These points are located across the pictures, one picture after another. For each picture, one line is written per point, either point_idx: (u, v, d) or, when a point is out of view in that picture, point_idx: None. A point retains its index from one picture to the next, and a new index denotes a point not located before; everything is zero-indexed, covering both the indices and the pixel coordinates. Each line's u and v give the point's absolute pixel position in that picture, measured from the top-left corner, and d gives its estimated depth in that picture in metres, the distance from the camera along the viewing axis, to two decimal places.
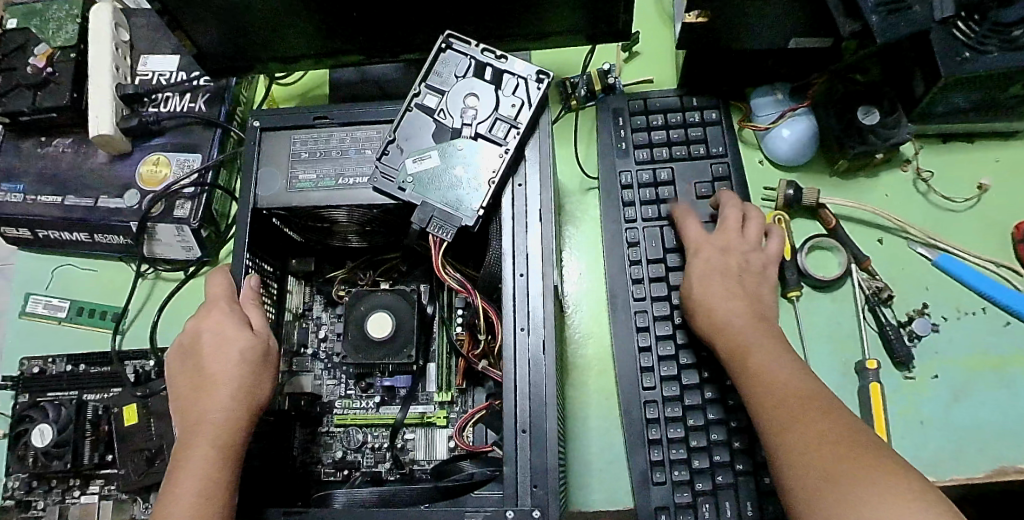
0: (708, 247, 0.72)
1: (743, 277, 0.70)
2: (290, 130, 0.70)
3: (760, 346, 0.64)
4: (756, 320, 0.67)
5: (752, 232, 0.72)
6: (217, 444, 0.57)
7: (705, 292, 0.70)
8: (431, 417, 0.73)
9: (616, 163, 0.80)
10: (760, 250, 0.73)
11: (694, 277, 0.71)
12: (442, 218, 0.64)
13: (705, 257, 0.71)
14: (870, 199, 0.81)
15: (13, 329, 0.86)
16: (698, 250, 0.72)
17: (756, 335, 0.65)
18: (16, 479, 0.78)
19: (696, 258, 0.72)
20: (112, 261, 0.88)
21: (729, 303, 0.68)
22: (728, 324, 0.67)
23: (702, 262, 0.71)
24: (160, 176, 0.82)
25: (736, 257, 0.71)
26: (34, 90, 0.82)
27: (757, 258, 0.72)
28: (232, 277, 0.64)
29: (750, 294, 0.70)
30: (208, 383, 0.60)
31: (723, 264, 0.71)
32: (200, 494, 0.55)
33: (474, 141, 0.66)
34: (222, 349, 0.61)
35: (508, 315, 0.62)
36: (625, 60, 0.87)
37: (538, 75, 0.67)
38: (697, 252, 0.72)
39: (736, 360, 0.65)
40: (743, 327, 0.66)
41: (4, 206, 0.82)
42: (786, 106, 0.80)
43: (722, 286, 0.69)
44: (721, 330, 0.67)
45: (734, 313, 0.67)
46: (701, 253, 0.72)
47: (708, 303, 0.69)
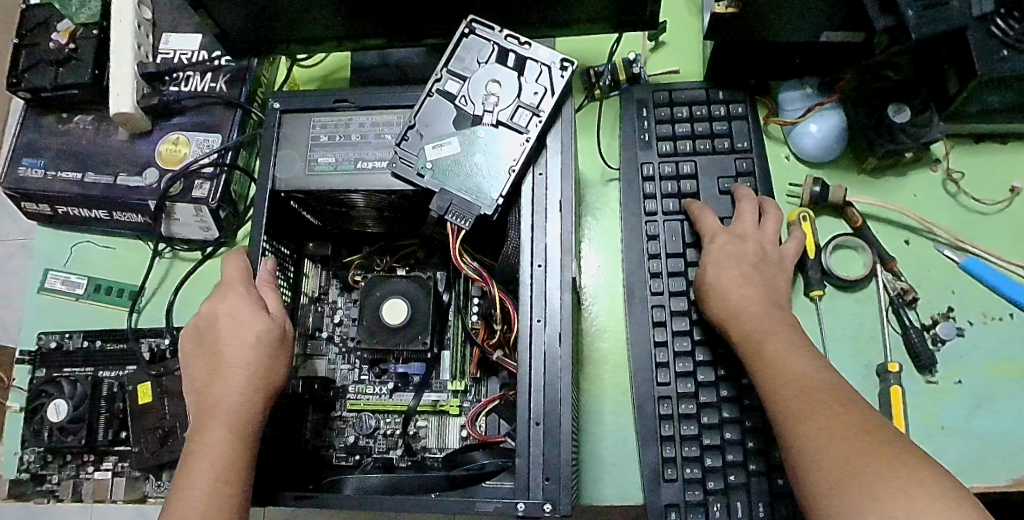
0: (724, 236, 0.71)
1: (759, 265, 0.69)
2: (310, 113, 0.69)
3: (775, 333, 0.63)
4: (770, 306, 0.66)
5: (770, 227, 0.72)
6: (234, 427, 0.57)
7: (720, 280, 0.69)
8: (444, 406, 0.73)
9: (638, 155, 0.79)
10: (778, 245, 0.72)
11: (709, 265, 0.70)
12: (461, 206, 0.63)
13: (721, 244, 0.71)
14: (897, 200, 0.79)
15: (31, 304, 0.86)
16: (713, 238, 0.72)
17: (769, 322, 0.64)
18: (32, 452, 0.79)
19: (712, 247, 0.71)
20: (129, 240, 0.88)
21: (746, 290, 0.67)
22: (743, 311, 0.66)
23: (718, 250, 0.70)
24: (179, 156, 0.81)
25: (752, 246, 0.70)
26: (56, 66, 0.82)
27: (774, 249, 0.71)
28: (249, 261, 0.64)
29: (766, 282, 0.69)
30: (223, 365, 0.60)
31: (739, 251, 0.70)
32: (217, 477, 0.55)
33: (495, 128, 0.65)
34: (238, 332, 0.60)
35: (525, 306, 0.61)
36: (651, 51, 0.85)
37: (562, 62, 0.66)
38: (712, 240, 0.71)
39: (750, 349, 0.63)
40: (758, 314, 0.65)
41: (24, 181, 0.83)
42: (814, 100, 0.79)
43: (739, 271, 0.68)
44: (735, 318, 0.66)
45: (749, 299, 0.66)
46: (717, 243, 0.71)
47: (728, 294, 0.67)
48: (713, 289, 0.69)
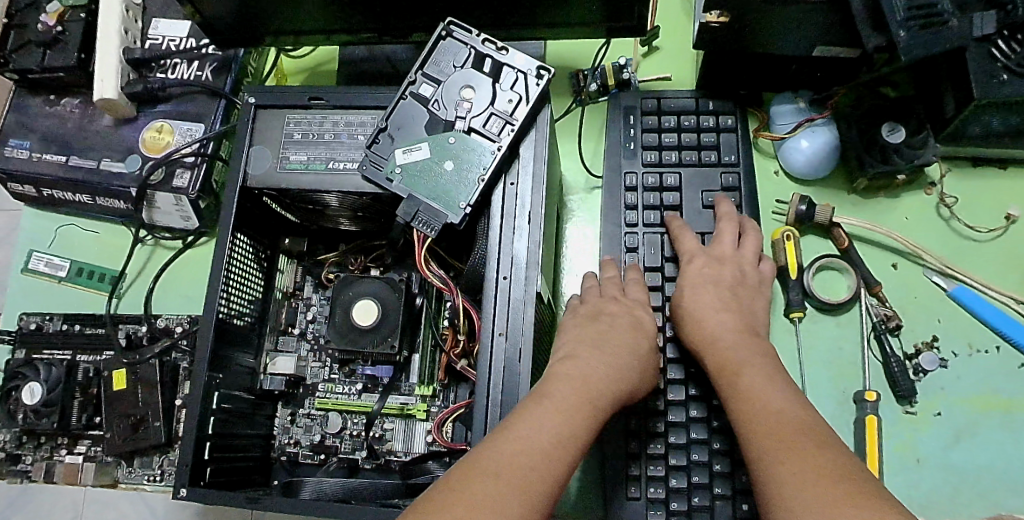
0: (701, 259, 0.69)
1: (737, 290, 0.68)
2: (284, 109, 0.68)
3: (755, 366, 0.60)
4: (748, 336, 0.63)
5: (750, 250, 0.70)
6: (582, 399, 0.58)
7: (696, 306, 0.67)
8: (411, 410, 0.73)
9: (622, 164, 0.77)
10: (757, 267, 0.71)
11: (685, 287, 0.69)
12: (429, 213, 0.62)
13: (697, 268, 0.69)
14: (888, 222, 0.77)
15: (14, 284, 0.87)
16: (691, 260, 0.70)
17: (746, 352, 0.61)
18: (8, 432, 0.81)
19: (688, 269, 0.69)
20: (113, 224, 0.88)
21: (721, 314, 0.65)
22: (719, 339, 0.63)
23: (694, 274, 0.69)
24: (163, 144, 0.81)
25: (729, 270, 0.68)
26: (44, 48, 0.82)
27: (753, 273, 0.70)
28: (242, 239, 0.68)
29: (743, 309, 0.67)
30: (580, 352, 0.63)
31: (716, 275, 0.68)
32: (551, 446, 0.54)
33: (466, 135, 0.64)
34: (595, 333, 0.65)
35: (487, 319, 0.61)
36: (643, 55, 0.82)
37: (539, 70, 0.64)
38: (689, 262, 0.70)
39: (726, 378, 0.60)
40: (733, 343, 0.63)
41: (9, 162, 0.83)
42: (805, 115, 0.76)
43: (717, 296, 0.67)
44: (711, 344, 0.64)
45: (726, 326, 0.64)
46: (693, 266, 0.69)
47: (701, 315, 0.66)
48: (688, 312, 0.67)
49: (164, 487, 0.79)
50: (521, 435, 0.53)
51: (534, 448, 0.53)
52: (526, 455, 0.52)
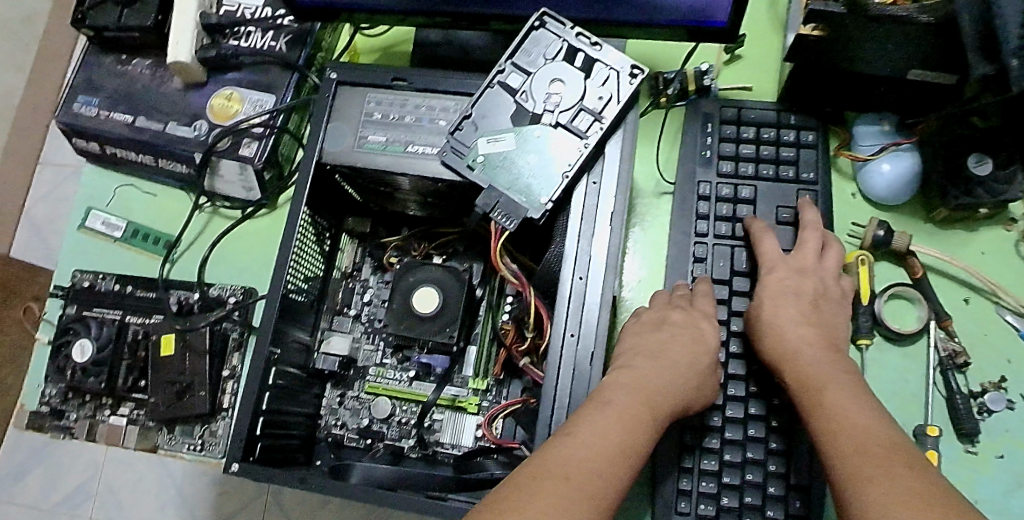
0: (783, 268, 0.68)
1: (818, 303, 0.66)
2: (366, 87, 0.67)
3: (839, 382, 0.59)
4: (829, 351, 0.62)
5: (830, 261, 0.69)
6: (648, 400, 0.56)
7: (776, 318, 0.65)
8: (462, 402, 0.72)
9: (697, 172, 0.75)
10: (839, 279, 0.69)
11: (764, 299, 0.67)
12: (508, 206, 0.61)
13: (779, 277, 0.67)
14: (964, 256, 0.75)
15: (70, 240, 0.87)
16: (771, 270, 0.68)
17: (829, 367, 0.61)
18: (54, 387, 0.81)
19: (768, 279, 0.68)
20: (171, 188, 0.88)
21: (801, 329, 0.64)
22: (800, 352, 0.62)
23: (775, 283, 0.67)
24: (230, 112, 0.80)
25: (811, 283, 0.67)
26: (121, 7, 0.82)
27: (835, 285, 0.68)
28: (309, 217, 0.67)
29: (826, 322, 0.65)
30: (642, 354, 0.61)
31: (798, 286, 0.66)
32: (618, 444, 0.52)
33: (553, 129, 0.63)
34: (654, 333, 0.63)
35: (559, 318, 0.60)
36: (725, 63, 0.81)
37: (632, 69, 0.63)
38: (769, 272, 0.68)
39: (808, 392, 0.60)
40: (814, 357, 0.62)
41: (77, 118, 0.83)
42: (890, 138, 0.74)
43: (798, 307, 0.65)
44: (791, 359, 0.63)
45: (807, 341, 0.63)
46: (774, 275, 0.68)
47: (779, 328, 0.65)
48: (767, 325, 0.66)
49: (204, 457, 0.78)
50: (589, 440, 0.51)
51: (605, 452, 0.51)
52: (594, 456, 0.50)
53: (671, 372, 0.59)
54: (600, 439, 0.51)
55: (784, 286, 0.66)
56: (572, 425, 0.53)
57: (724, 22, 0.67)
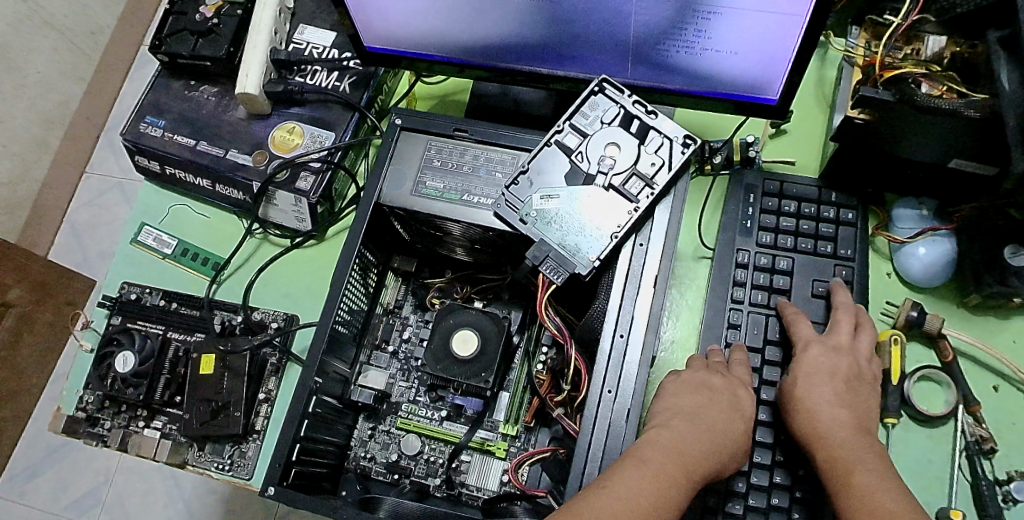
0: (819, 345, 0.69)
1: (853, 383, 0.67)
2: (427, 135, 0.71)
3: (869, 462, 0.60)
4: (860, 431, 0.63)
5: (864, 342, 0.70)
6: (680, 463, 0.57)
7: (808, 396, 0.67)
8: (491, 446, 0.72)
9: (736, 240, 0.77)
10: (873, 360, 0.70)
11: (799, 376, 0.68)
12: (558, 260, 0.63)
13: (813, 356, 0.68)
14: (996, 343, 0.76)
15: (122, 252, 0.91)
16: (806, 347, 0.69)
17: (858, 446, 0.62)
18: (92, 394, 0.83)
19: (803, 356, 0.69)
20: (224, 213, 0.92)
21: (834, 408, 0.65)
22: (831, 430, 0.64)
23: (810, 360, 0.68)
24: (291, 145, 0.83)
25: (846, 361, 0.68)
26: (197, 37, 0.86)
27: (869, 367, 0.69)
28: (359, 251, 0.69)
29: (860, 404, 0.66)
30: (677, 416, 0.62)
31: (832, 365, 0.67)
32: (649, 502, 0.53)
33: (605, 191, 0.65)
34: (692, 395, 0.64)
35: (598, 374, 0.61)
36: (770, 137, 0.83)
37: (685, 138, 0.65)
38: (805, 349, 0.69)
39: (837, 472, 0.60)
40: (845, 435, 0.63)
41: (142, 137, 0.87)
42: (928, 223, 0.77)
43: (832, 387, 0.66)
44: (823, 434, 0.64)
45: (838, 418, 0.64)
46: (810, 352, 0.69)
47: (811, 407, 0.66)
48: (800, 400, 0.67)
49: (231, 477, 0.78)
50: (621, 495, 0.53)
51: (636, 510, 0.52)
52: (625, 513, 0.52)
53: (705, 438, 0.60)
54: (632, 497, 0.53)
55: (819, 366, 0.68)
56: (604, 478, 0.55)
57: (773, 99, 0.70)
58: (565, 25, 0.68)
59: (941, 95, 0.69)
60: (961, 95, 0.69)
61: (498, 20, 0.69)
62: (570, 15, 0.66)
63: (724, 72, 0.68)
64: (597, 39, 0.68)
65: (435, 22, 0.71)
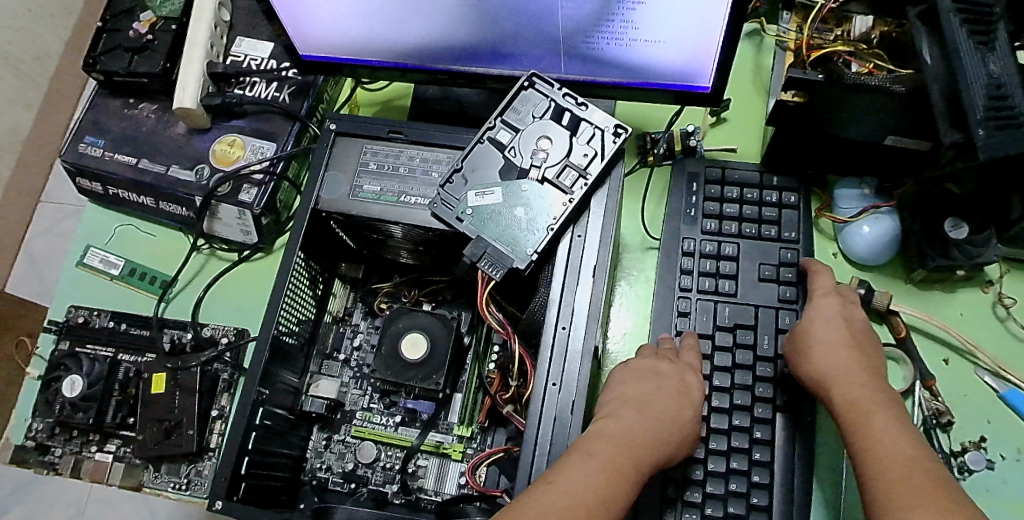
0: (834, 298, 0.70)
1: (864, 334, 0.69)
2: (362, 139, 0.70)
3: (884, 409, 0.61)
4: (869, 381, 0.64)
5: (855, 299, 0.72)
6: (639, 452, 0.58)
7: (825, 341, 0.67)
8: (447, 449, 0.72)
9: (681, 229, 0.77)
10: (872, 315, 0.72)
11: (814, 321, 0.69)
12: (495, 256, 0.63)
13: (829, 304, 0.70)
14: (941, 315, 0.77)
15: (69, 277, 0.89)
16: (824, 296, 0.71)
17: (874, 391, 0.63)
18: (41, 422, 0.81)
19: (819, 303, 0.70)
20: (171, 231, 0.90)
21: (847, 352, 0.66)
22: (843, 375, 0.65)
23: (824, 308, 0.70)
24: (232, 157, 0.82)
25: (857, 316, 0.70)
26: (132, 54, 0.85)
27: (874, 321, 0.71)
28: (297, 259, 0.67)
29: (869, 352, 0.67)
30: (649, 399, 0.62)
31: (846, 315, 0.69)
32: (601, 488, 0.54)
33: (540, 184, 0.65)
34: (655, 379, 0.64)
35: (542, 368, 0.61)
36: (712, 125, 0.83)
37: (616, 128, 0.66)
38: (822, 298, 0.71)
39: (851, 412, 0.62)
40: (861, 378, 0.64)
41: (82, 158, 0.85)
42: (870, 202, 0.77)
43: (846, 333, 0.67)
44: (839, 378, 0.64)
45: (853, 366, 0.65)
46: (826, 300, 0.70)
47: (824, 349, 0.67)
48: (814, 345, 0.67)
49: (189, 497, 0.77)
50: (573, 483, 0.53)
51: (590, 498, 0.53)
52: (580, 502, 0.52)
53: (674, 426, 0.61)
54: (592, 485, 0.53)
55: (836, 313, 0.69)
56: (552, 473, 0.54)
57: (708, 88, 0.70)
58: (496, 22, 0.67)
59: (870, 72, 0.69)
60: (889, 72, 0.69)
61: (429, 20, 0.69)
62: (498, 11, 0.65)
63: (656, 61, 0.68)
64: (528, 35, 0.68)
65: (366, 24, 0.71)
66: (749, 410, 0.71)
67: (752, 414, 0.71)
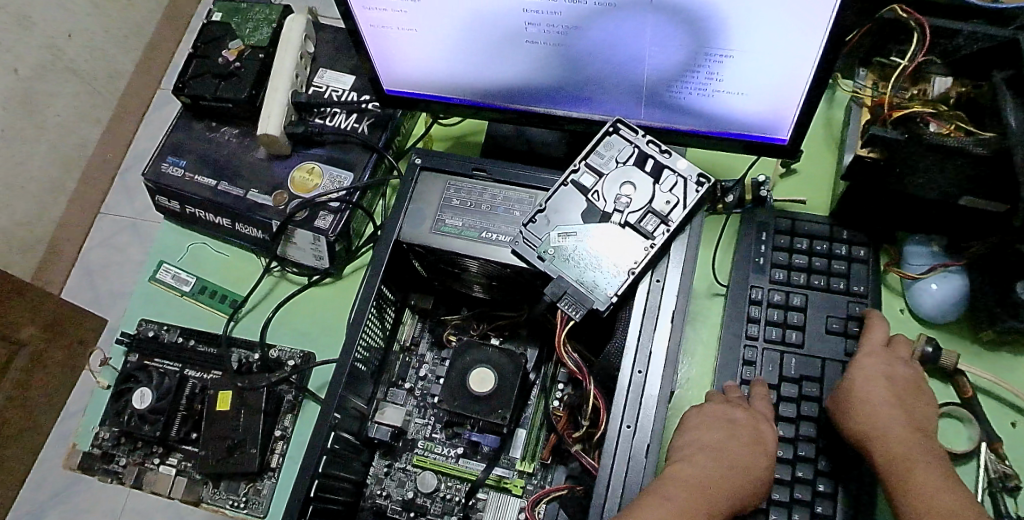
0: (878, 354, 0.70)
1: (909, 389, 0.69)
2: (446, 175, 0.72)
3: (927, 466, 0.63)
4: (916, 436, 0.65)
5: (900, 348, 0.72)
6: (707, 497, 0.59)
7: (868, 396, 0.67)
8: (508, 483, 0.72)
9: (749, 277, 0.78)
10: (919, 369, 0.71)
11: (859, 378, 0.69)
12: (576, 297, 0.64)
13: (874, 360, 0.70)
14: (1011, 378, 0.76)
15: (142, 290, 0.92)
16: (868, 353, 0.71)
17: (918, 449, 0.64)
18: (108, 430, 0.83)
19: (863, 359, 0.70)
20: (241, 251, 0.93)
21: (894, 411, 0.66)
22: (890, 431, 0.65)
23: (871, 364, 0.70)
24: (310, 185, 0.85)
25: (903, 371, 0.70)
26: (219, 80, 0.89)
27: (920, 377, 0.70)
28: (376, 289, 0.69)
29: (915, 407, 0.68)
30: (706, 447, 0.63)
31: (890, 371, 0.69)
32: None
33: (621, 228, 0.66)
34: (709, 425, 0.65)
35: (616, 411, 0.62)
36: (781, 176, 0.85)
37: (699, 178, 0.67)
38: (866, 355, 0.71)
39: (896, 468, 0.63)
40: (906, 436, 0.65)
41: (164, 177, 0.89)
42: (939, 260, 0.77)
43: (890, 391, 0.68)
44: (884, 432, 0.65)
45: (898, 420, 0.66)
46: (869, 357, 0.70)
47: (871, 407, 0.67)
48: (860, 400, 0.67)
49: (246, 514, 0.79)
50: None
51: None
52: None
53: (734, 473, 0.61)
54: None
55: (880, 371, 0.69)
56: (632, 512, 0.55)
57: (785, 139, 0.71)
58: (581, 68, 0.69)
59: (950, 133, 0.71)
60: (968, 134, 0.71)
61: (515, 63, 0.71)
62: (586, 58, 0.68)
63: (736, 113, 0.70)
64: (611, 82, 0.70)
65: (453, 64, 0.73)
66: (812, 462, 0.70)
67: (814, 466, 0.70)
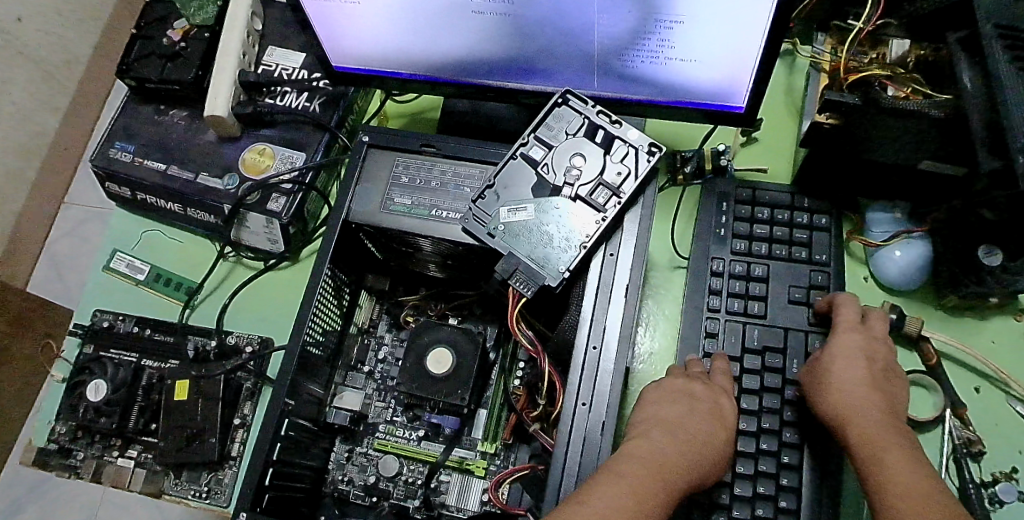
0: (852, 332, 0.69)
1: (882, 369, 0.67)
2: (395, 151, 0.70)
3: (896, 447, 0.60)
4: (888, 418, 0.63)
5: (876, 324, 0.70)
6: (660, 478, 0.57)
7: (838, 375, 0.66)
8: (470, 465, 0.71)
9: (711, 249, 0.77)
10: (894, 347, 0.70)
11: (830, 358, 0.68)
12: (527, 273, 0.63)
13: (846, 338, 0.68)
14: (974, 344, 0.76)
15: (95, 280, 0.90)
16: (839, 331, 0.69)
17: (887, 428, 0.61)
18: (64, 425, 0.81)
19: (834, 337, 0.69)
20: (196, 237, 0.91)
21: (865, 392, 0.64)
22: (859, 411, 0.63)
23: (843, 342, 0.68)
24: (262, 166, 0.83)
25: (876, 350, 0.68)
26: (165, 61, 0.86)
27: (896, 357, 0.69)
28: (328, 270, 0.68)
29: (887, 389, 0.66)
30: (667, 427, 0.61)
31: (863, 350, 0.68)
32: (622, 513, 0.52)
33: (572, 202, 0.65)
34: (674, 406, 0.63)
35: (572, 388, 0.60)
36: (742, 145, 0.83)
37: (650, 147, 0.65)
38: (838, 333, 0.69)
39: (866, 450, 0.60)
40: (877, 418, 0.62)
41: (111, 162, 0.86)
42: (902, 227, 0.76)
43: (861, 371, 0.66)
44: (853, 412, 0.63)
45: (869, 401, 0.64)
46: (841, 336, 0.69)
47: (838, 387, 0.65)
48: (827, 378, 0.66)
49: (208, 505, 0.77)
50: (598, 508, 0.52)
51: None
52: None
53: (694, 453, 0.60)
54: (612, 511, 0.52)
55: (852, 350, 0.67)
56: (581, 492, 0.54)
57: (742, 107, 0.70)
58: (528, 39, 0.67)
59: (906, 96, 0.69)
60: (926, 97, 0.70)
61: (462, 36, 0.69)
62: (532, 28, 0.66)
63: (690, 81, 0.68)
64: (561, 54, 0.68)
65: (398, 38, 0.71)
66: (776, 434, 0.70)
67: (779, 438, 0.70)
